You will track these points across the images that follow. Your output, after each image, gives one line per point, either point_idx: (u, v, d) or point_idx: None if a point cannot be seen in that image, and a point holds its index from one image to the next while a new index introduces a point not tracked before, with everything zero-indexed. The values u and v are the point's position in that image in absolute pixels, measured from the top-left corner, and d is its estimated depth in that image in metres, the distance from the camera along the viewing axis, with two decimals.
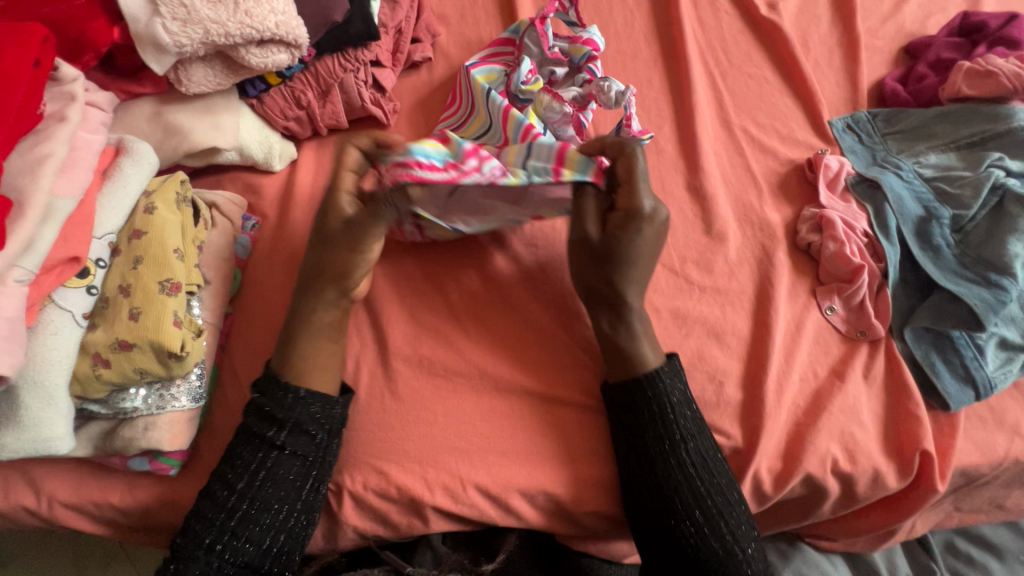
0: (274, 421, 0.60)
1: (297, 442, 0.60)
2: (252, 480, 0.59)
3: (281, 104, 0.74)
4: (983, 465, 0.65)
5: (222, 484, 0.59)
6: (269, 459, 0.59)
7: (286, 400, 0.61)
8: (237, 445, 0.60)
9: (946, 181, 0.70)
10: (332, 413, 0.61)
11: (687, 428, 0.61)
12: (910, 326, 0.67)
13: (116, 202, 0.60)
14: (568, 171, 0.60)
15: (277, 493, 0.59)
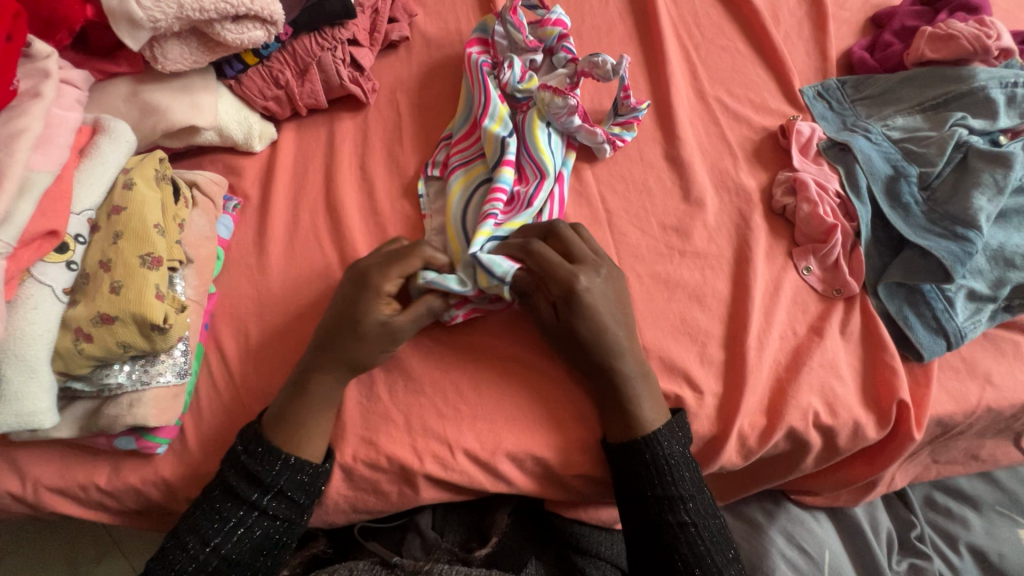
0: (259, 483, 0.59)
1: (279, 505, 0.60)
2: (228, 537, 0.58)
3: (260, 84, 0.74)
4: (957, 413, 0.67)
5: (195, 536, 0.58)
6: (248, 518, 0.59)
7: (273, 466, 0.59)
8: (216, 496, 0.59)
9: (913, 142, 0.72)
10: (315, 481, 0.61)
11: (688, 488, 0.62)
12: (884, 282, 0.68)
13: (94, 178, 0.60)
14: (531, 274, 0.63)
15: (249, 552, 0.59)
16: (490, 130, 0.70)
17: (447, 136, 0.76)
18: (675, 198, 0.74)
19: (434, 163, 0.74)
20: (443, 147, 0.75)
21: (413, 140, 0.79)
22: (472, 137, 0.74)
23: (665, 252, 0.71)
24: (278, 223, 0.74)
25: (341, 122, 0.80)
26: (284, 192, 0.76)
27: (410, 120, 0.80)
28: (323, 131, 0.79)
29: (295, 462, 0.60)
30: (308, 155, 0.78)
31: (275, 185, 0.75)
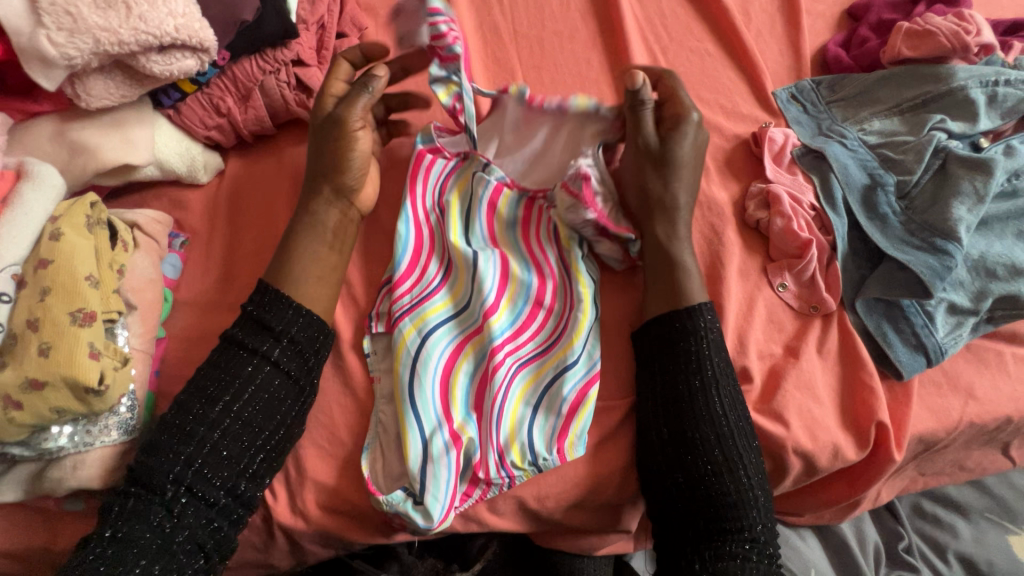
0: (268, 335, 0.60)
1: (287, 360, 0.60)
2: (238, 393, 0.58)
3: (200, 113, 0.70)
4: (939, 430, 0.64)
5: (202, 400, 0.57)
6: (258, 374, 0.59)
7: (238, 393, 0.58)
8: (221, 357, 0.59)
9: (890, 147, 0.68)
10: (280, 402, 0.59)
11: (718, 367, 0.61)
12: (861, 297, 0.65)
13: (18, 230, 0.56)
14: (569, 442, 0.62)
15: (258, 412, 0.58)
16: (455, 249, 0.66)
17: (383, 291, 0.67)
18: None
19: (377, 315, 0.66)
20: (386, 291, 0.67)
21: None
22: (419, 270, 0.67)
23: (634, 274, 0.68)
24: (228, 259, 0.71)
25: (291, 147, 0.76)
26: (234, 226, 0.72)
27: None
28: (273, 157, 0.75)
29: (266, 395, 0.59)
30: (258, 184, 0.74)
31: (223, 219, 0.72)
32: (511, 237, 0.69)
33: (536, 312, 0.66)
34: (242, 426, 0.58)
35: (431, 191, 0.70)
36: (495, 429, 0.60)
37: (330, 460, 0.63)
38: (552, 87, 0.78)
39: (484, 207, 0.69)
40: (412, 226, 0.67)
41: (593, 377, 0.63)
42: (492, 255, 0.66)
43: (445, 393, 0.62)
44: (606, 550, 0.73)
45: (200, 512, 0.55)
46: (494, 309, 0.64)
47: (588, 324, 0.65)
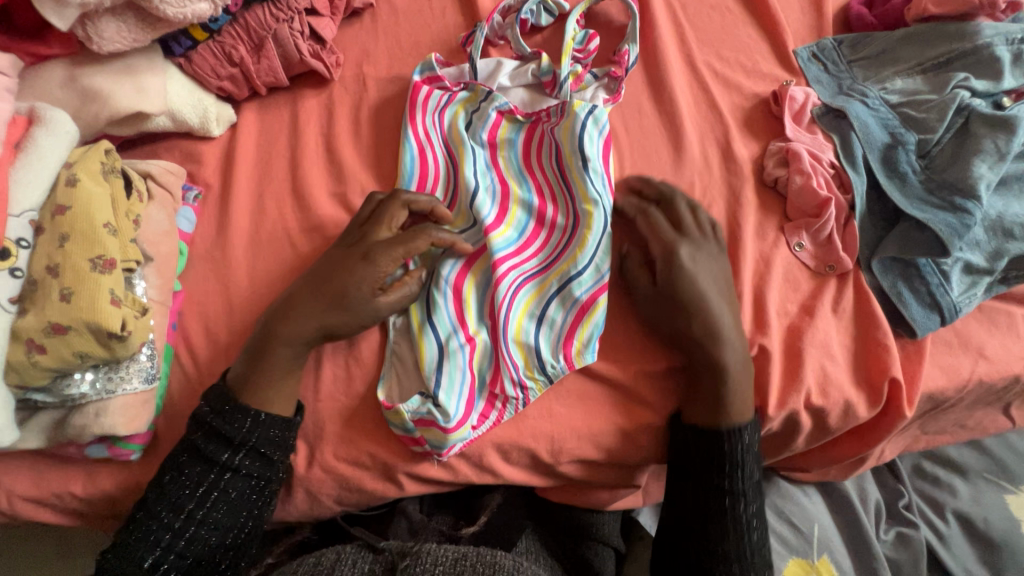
0: (227, 445, 0.57)
1: (252, 464, 0.58)
2: (203, 501, 0.57)
3: (212, 62, 0.69)
4: (949, 388, 0.66)
5: (169, 506, 0.56)
6: (219, 480, 0.57)
7: (243, 423, 0.57)
8: (181, 457, 0.57)
9: (911, 106, 0.68)
10: (288, 438, 0.59)
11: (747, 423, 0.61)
12: (878, 257, 0.66)
13: (33, 175, 0.55)
14: (577, 349, 0.62)
15: (232, 510, 0.58)
16: (461, 174, 0.67)
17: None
18: (661, 175, 0.70)
19: None
20: None
21: (382, 117, 0.73)
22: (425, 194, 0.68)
23: None
24: (242, 211, 0.70)
25: (305, 100, 0.74)
26: (247, 179, 0.71)
27: (377, 96, 0.74)
28: (286, 112, 0.74)
29: (274, 436, 0.58)
30: (270, 137, 0.73)
31: (236, 172, 0.71)
32: (512, 156, 0.69)
33: (543, 226, 0.66)
34: (218, 516, 0.57)
35: (431, 119, 0.71)
36: (505, 340, 0.61)
37: (348, 412, 0.63)
38: None
39: (488, 124, 0.70)
40: (416, 152, 0.69)
41: (602, 290, 0.62)
42: (492, 176, 0.68)
43: (458, 302, 0.63)
44: (616, 505, 0.74)
45: (208, 538, 0.57)
46: (500, 222, 0.64)
47: (597, 233, 0.63)
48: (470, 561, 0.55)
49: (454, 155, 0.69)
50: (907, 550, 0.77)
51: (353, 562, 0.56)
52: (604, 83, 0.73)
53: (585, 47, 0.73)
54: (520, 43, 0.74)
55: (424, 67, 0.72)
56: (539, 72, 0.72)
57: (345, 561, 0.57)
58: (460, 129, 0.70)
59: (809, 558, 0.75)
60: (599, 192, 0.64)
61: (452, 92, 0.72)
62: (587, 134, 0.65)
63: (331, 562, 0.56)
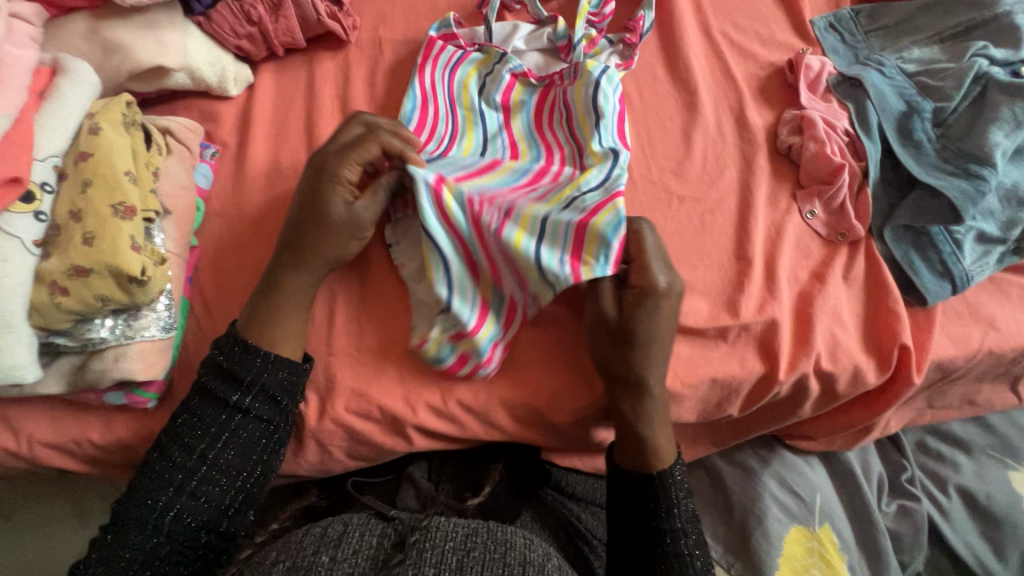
0: (239, 385, 0.58)
1: (262, 408, 0.59)
2: (213, 443, 0.57)
3: (231, 20, 0.69)
4: (958, 357, 0.66)
5: (181, 448, 0.57)
6: (232, 422, 0.58)
7: (253, 363, 0.58)
8: (197, 402, 0.58)
9: (928, 75, 0.68)
10: (296, 381, 0.60)
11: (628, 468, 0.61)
12: (890, 225, 0.66)
13: (57, 121, 0.57)
14: (586, 259, 0.56)
15: (241, 459, 0.58)
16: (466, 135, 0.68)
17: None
18: (674, 141, 0.70)
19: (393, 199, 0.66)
20: None
21: (397, 80, 0.74)
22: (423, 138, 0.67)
23: (664, 197, 0.68)
24: (257, 170, 0.70)
25: (321, 62, 0.75)
26: (263, 139, 0.72)
27: (393, 60, 0.75)
28: (303, 73, 0.75)
29: (285, 377, 0.59)
30: (287, 98, 0.74)
31: (252, 131, 0.71)
32: (522, 118, 0.69)
33: (545, 169, 0.65)
34: (226, 465, 0.58)
35: (442, 75, 0.70)
36: (500, 240, 0.57)
37: (360, 367, 0.63)
38: None
39: (502, 87, 0.70)
40: (419, 101, 0.68)
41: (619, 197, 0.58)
42: (502, 133, 0.68)
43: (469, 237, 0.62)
44: None
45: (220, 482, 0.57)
46: (493, 168, 0.64)
47: (602, 171, 0.61)
48: (481, 538, 0.49)
49: (458, 110, 0.69)
50: (907, 521, 0.79)
51: (360, 534, 0.48)
52: (618, 49, 0.73)
53: (601, 11, 0.73)
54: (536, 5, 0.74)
55: (440, 23, 0.72)
56: (554, 36, 0.72)
57: (352, 532, 0.49)
58: (472, 93, 0.70)
59: (810, 526, 0.76)
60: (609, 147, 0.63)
61: (465, 50, 0.72)
62: (601, 91, 0.64)
63: (338, 534, 0.48)
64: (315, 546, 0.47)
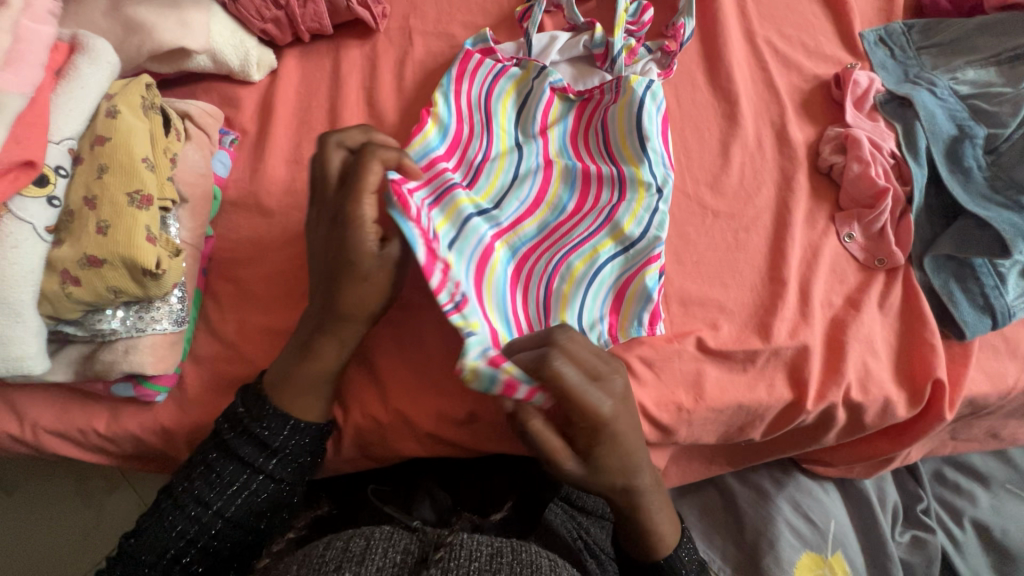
0: (256, 455, 0.55)
1: (281, 467, 0.56)
2: (230, 499, 0.55)
3: (258, 3, 0.67)
4: (992, 394, 0.63)
5: (196, 500, 0.54)
6: (251, 482, 0.55)
7: (279, 430, 0.56)
8: (215, 460, 0.55)
9: (983, 98, 0.65)
10: (320, 442, 0.58)
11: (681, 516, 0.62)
12: (931, 254, 0.63)
13: (73, 103, 0.54)
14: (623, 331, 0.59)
15: (257, 507, 0.56)
16: (501, 150, 0.64)
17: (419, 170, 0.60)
18: (711, 152, 0.68)
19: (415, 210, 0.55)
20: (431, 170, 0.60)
21: (426, 73, 0.71)
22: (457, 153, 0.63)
23: (698, 212, 0.65)
24: (276, 159, 0.68)
25: (348, 50, 0.72)
26: (284, 126, 0.69)
27: (423, 52, 0.72)
28: (328, 60, 0.72)
29: (305, 425, 0.57)
30: (311, 86, 0.71)
31: (274, 118, 0.69)
32: (561, 135, 0.66)
33: (584, 209, 0.62)
34: (244, 514, 0.55)
35: (479, 89, 0.66)
36: (545, 298, 0.59)
37: (374, 373, 0.61)
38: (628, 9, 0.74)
39: (543, 102, 0.66)
40: (454, 113, 0.64)
41: (655, 261, 0.59)
42: (538, 146, 0.65)
43: (511, 282, 0.59)
44: None
45: (246, 518, 0.56)
46: (536, 210, 0.62)
47: (649, 207, 0.61)
48: (506, 559, 0.47)
49: (493, 124, 0.65)
50: (921, 553, 0.76)
51: (384, 551, 0.46)
52: (656, 57, 0.70)
53: (639, 18, 0.70)
54: (574, 12, 0.70)
55: (476, 39, 0.69)
56: (591, 44, 0.69)
57: (376, 548, 0.46)
58: (509, 106, 0.67)
59: (823, 553, 0.74)
60: (656, 176, 0.62)
61: (503, 66, 0.68)
62: (645, 112, 0.63)
63: (360, 549, 0.45)
64: (337, 561, 0.44)
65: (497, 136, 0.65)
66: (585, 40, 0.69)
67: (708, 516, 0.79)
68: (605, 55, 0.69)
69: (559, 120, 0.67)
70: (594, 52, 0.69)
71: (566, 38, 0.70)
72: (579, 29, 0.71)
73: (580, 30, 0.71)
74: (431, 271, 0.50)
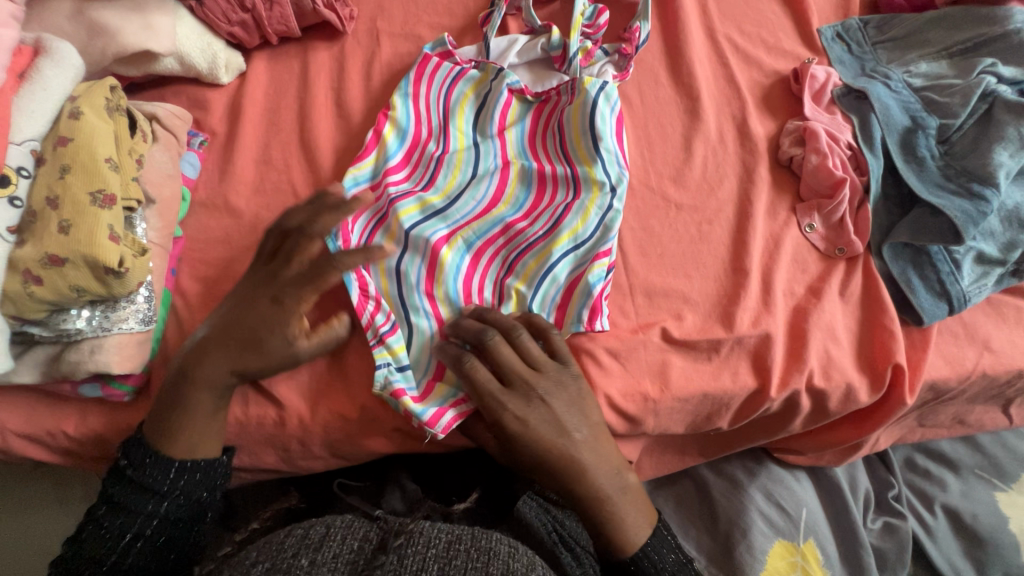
0: (148, 496, 0.56)
1: (173, 507, 0.57)
2: (122, 551, 0.55)
3: (224, 6, 0.68)
4: (952, 379, 0.65)
5: (91, 557, 0.54)
6: (142, 530, 0.56)
7: (165, 475, 0.56)
8: (104, 513, 0.56)
9: (935, 90, 0.67)
10: (215, 477, 0.59)
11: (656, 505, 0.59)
12: (889, 242, 0.65)
13: (36, 105, 0.55)
14: (567, 320, 0.60)
15: (157, 555, 0.56)
16: (457, 152, 0.66)
17: (371, 184, 0.64)
18: (674, 147, 0.69)
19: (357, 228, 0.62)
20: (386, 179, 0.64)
21: (394, 74, 0.72)
22: (413, 158, 0.66)
23: (662, 205, 0.67)
24: (245, 159, 0.68)
25: (316, 51, 0.73)
26: (252, 127, 0.70)
27: (390, 53, 0.73)
28: (297, 62, 0.73)
29: (191, 464, 0.57)
30: (279, 88, 0.72)
31: (242, 120, 0.70)
32: (520, 135, 0.68)
33: (540, 208, 0.63)
34: (145, 563, 0.56)
35: (437, 93, 0.68)
36: (498, 293, 0.61)
37: (342, 369, 0.62)
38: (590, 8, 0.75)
39: (500, 103, 0.68)
40: (411, 118, 0.67)
41: (603, 257, 0.61)
42: (494, 146, 0.66)
43: (466, 278, 0.61)
44: None
45: (147, 564, 0.56)
46: (493, 207, 0.63)
47: (603, 206, 0.62)
48: (464, 545, 0.47)
49: (450, 127, 0.67)
50: (892, 539, 0.77)
51: (341, 538, 0.47)
52: (614, 60, 0.71)
53: (595, 21, 0.71)
54: (532, 15, 0.72)
55: (435, 43, 0.70)
56: (549, 46, 0.70)
57: (334, 535, 0.47)
58: (467, 108, 0.68)
59: (795, 541, 0.75)
60: (609, 176, 0.63)
61: (462, 68, 0.69)
62: (598, 113, 0.64)
63: (320, 536, 0.46)
64: (295, 548, 0.45)
65: (454, 139, 0.67)
66: (543, 42, 0.71)
67: (683, 507, 0.80)
68: (562, 58, 0.70)
69: (517, 121, 0.68)
70: (551, 54, 0.71)
71: (524, 40, 0.71)
72: (538, 31, 0.72)
73: (538, 32, 0.72)
74: (362, 310, 0.59)
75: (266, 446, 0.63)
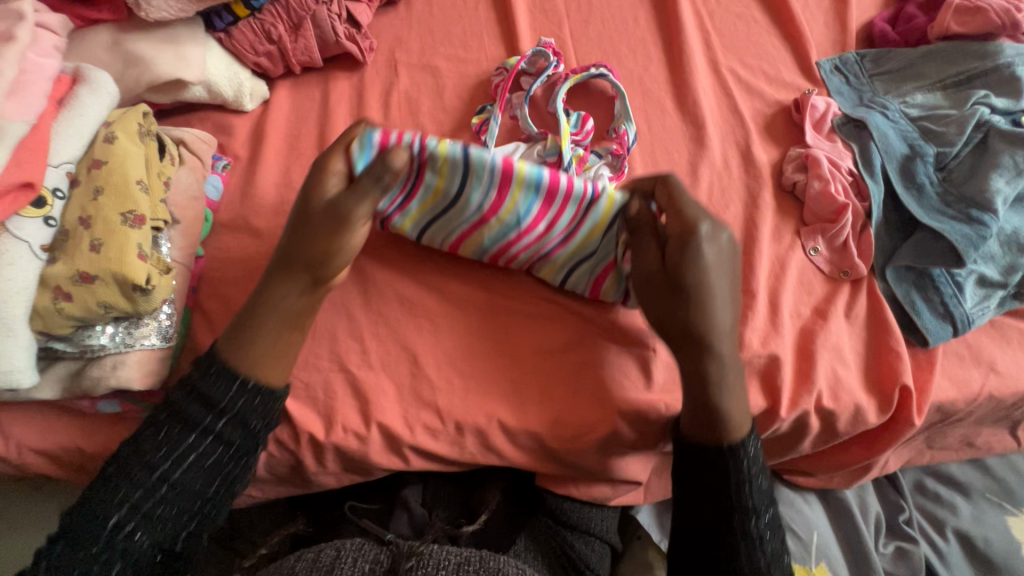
0: (211, 408, 0.55)
1: (231, 431, 0.55)
2: (175, 461, 0.54)
3: (251, 38, 0.71)
4: (959, 401, 0.65)
5: (138, 460, 0.53)
6: (198, 443, 0.54)
7: (227, 388, 0.55)
8: (161, 417, 0.55)
9: (931, 120, 0.70)
10: (271, 415, 0.57)
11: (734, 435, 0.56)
12: (892, 265, 0.66)
13: (73, 130, 0.57)
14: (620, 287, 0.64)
15: (202, 483, 0.55)
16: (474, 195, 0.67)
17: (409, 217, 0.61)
18: (681, 172, 0.71)
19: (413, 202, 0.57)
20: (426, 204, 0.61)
21: (411, 102, 0.75)
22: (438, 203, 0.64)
23: None
24: (266, 182, 0.71)
25: (336, 81, 0.77)
26: (274, 152, 0.72)
27: (408, 82, 0.76)
28: (318, 90, 0.76)
29: (252, 386, 0.56)
30: (301, 115, 0.75)
31: (263, 145, 0.72)
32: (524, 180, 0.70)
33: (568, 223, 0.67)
34: (190, 489, 0.54)
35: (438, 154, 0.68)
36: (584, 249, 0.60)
37: (357, 387, 0.62)
38: (598, 41, 0.79)
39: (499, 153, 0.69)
40: None
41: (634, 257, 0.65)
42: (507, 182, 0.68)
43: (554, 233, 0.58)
44: (618, 500, 0.69)
45: (188, 489, 0.54)
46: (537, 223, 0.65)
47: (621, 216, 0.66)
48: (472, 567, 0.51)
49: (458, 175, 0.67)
50: (905, 564, 0.77)
51: (354, 561, 0.50)
52: (607, 161, 0.70)
53: (583, 128, 0.70)
54: (527, 122, 0.71)
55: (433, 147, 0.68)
56: (544, 153, 0.69)
57: (345, 559, 0.50)
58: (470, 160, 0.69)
59: (806, 564, 0.74)
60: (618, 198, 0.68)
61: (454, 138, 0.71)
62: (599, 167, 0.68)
63: (331, 559, 0.50)
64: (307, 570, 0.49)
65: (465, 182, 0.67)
66: (539, 150, 0.70)
67: None
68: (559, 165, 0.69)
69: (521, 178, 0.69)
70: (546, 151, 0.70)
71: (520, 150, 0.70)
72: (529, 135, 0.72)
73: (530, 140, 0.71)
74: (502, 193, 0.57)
75: (280, 463, 0.63)
